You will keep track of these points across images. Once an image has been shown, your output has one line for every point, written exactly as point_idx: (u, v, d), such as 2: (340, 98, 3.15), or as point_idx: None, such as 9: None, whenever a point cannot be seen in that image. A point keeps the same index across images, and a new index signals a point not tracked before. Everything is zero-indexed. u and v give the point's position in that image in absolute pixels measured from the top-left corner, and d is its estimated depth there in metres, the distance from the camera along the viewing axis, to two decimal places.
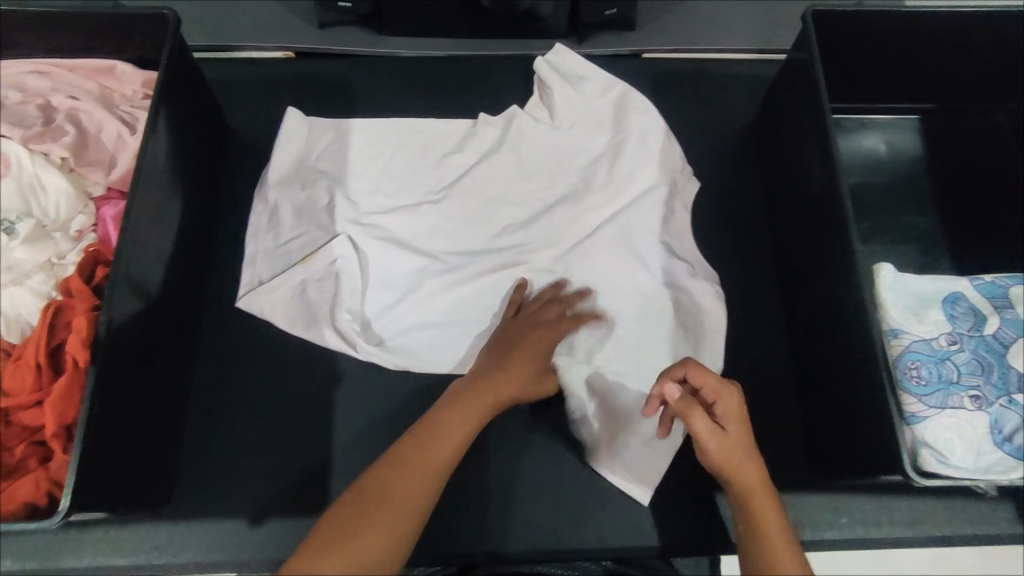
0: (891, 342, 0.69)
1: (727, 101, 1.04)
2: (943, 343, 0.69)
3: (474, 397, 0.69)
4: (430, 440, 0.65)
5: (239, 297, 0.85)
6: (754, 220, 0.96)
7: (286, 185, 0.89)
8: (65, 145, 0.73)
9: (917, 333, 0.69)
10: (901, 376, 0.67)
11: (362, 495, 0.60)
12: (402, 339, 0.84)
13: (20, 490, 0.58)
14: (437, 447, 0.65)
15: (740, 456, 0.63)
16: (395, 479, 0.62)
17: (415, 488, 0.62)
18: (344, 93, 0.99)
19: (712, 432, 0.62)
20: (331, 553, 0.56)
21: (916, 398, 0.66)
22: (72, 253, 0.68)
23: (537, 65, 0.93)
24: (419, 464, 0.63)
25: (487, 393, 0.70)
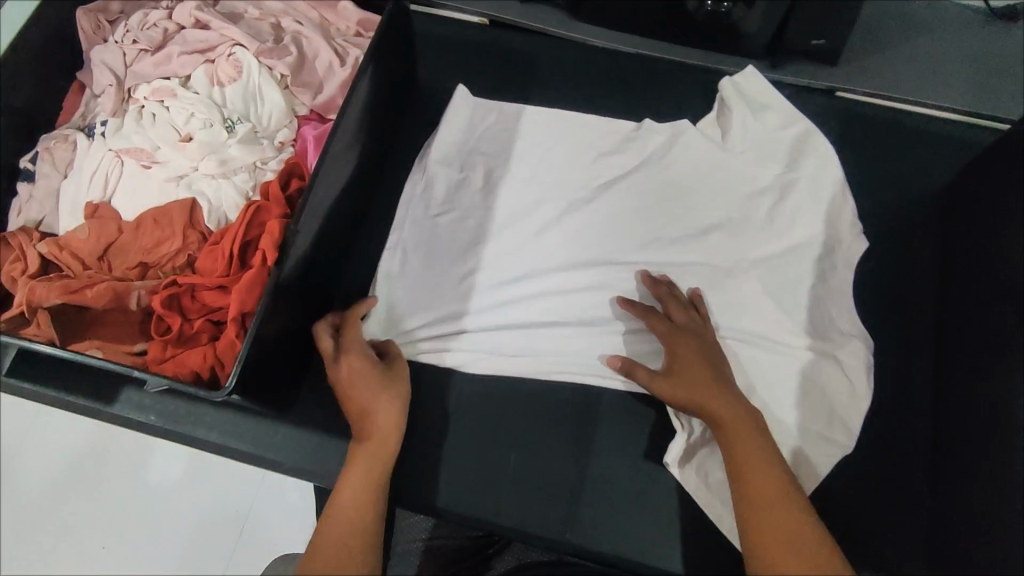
0: None
1: (919, 160, 0.97)
2: None
3: (357, 461, 0.67)
4: (342, 514, 0.62)
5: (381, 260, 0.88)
6: (921, 291, 0.89)
7: (445, 162, 0.92)
8: (287, 64, 0.79)
9: None
10: None
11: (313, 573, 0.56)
12: (522, 331, 0.83)
13: (191, 359, 0.65)
14: (356, 515, 0.63)
15: (721, 394, 0.69)
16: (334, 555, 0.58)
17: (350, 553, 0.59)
18: (529, 69, 1.02)
19: (689, 359, 0.73)
20: None
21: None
22: (273, 161, 0.74)
23: (720, 84, 0.92)
24: (343, 535, 0.60)
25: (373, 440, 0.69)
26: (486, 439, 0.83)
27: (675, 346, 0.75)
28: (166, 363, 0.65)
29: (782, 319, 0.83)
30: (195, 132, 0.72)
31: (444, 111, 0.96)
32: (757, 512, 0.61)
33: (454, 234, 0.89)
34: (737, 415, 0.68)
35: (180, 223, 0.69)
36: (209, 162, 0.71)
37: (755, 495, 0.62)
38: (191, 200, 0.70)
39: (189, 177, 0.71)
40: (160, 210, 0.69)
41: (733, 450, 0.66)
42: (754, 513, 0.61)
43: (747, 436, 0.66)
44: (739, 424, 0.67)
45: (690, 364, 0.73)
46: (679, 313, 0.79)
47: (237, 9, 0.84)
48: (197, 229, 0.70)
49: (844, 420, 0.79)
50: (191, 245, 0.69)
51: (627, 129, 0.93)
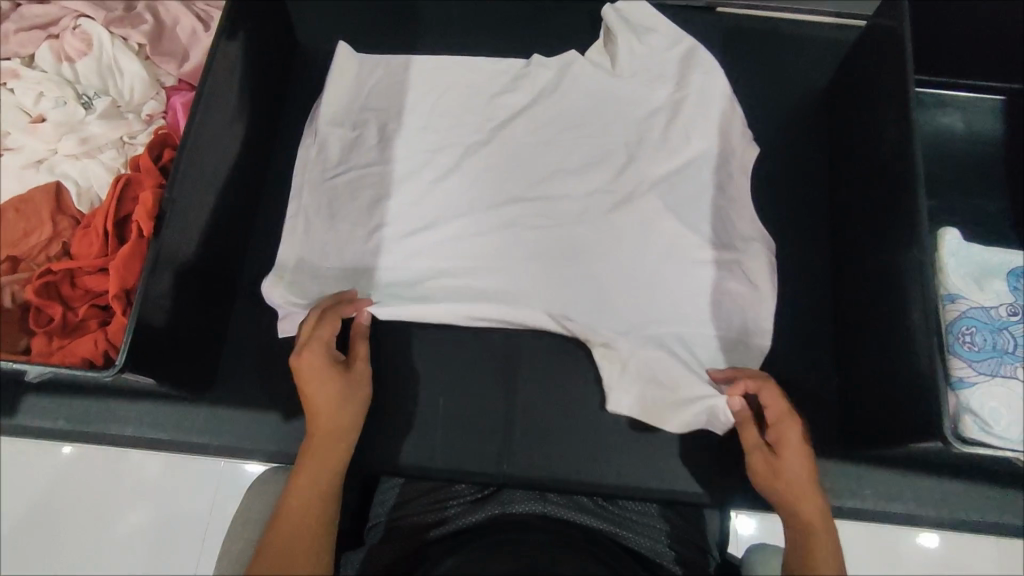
0: (946, 307, 0.67)
1: (799, 64, 1.00)
2: (1002, 313, 0.66)
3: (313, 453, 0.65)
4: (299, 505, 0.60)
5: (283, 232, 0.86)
6: (812, 188, 0.93)
7: (336, 125, 0.89)
8: (143, 33, 0.74)
9: (976, 300, 0.66)
10: (952, 341, 0.65)
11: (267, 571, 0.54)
12: (434, 283, 0.83)
13: (80, 347, 0.62)
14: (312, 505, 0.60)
15: (806, 484, 0.63)
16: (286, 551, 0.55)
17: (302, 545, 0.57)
18: (413, 18, 0.99)
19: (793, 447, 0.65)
20: None
21: (965, 363, 0.64)
22: (142, 135, 0.71)
23: (603, 12, 0.90)
24: (293, 526, 0.58)
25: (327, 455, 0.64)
26: (416, 389, 0.83)
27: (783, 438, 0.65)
28: (53, 355, 0.62)
29: (688, 230, 0.85)
30: (47, 113, 0.67)
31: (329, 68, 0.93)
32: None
33: (353, 194, 0.86)
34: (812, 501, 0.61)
35: (47, 210, 0.65)
36: (68, 142, 0.66)
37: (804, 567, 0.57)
38: (56, 183, 0.66)
39: (49, 160, 0.67)
40: (20, 198, 0.64)
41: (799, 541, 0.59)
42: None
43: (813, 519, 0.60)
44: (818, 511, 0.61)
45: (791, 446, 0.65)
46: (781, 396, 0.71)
47: None
48: (68, 214, 0.66)
49: (755, 326, 0.82)
50: (65, 231, 0.66)
51: (516, 66, 0.92)
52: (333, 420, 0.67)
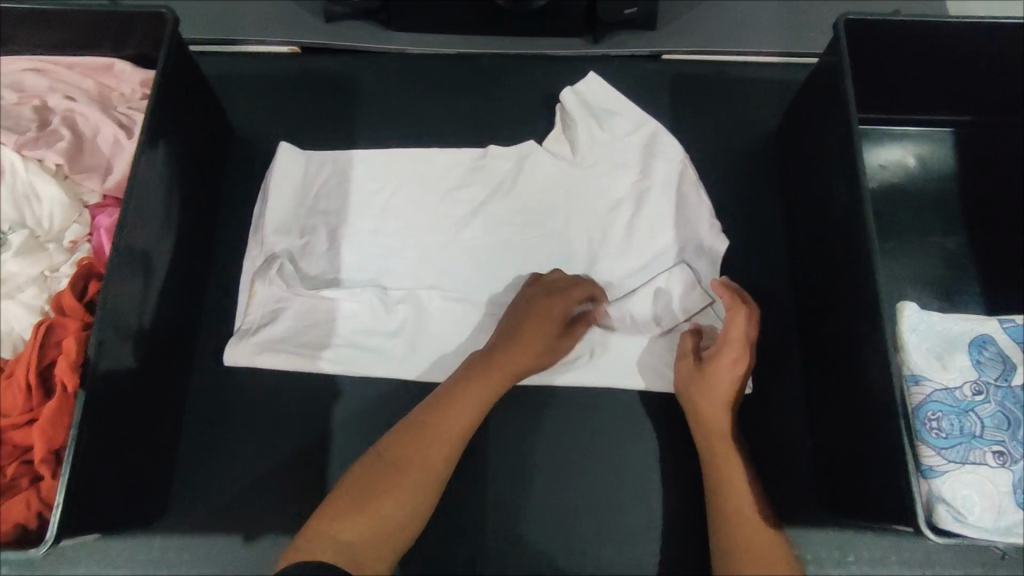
0: (911, 389, 0.66)
1: (748, 109, 0.99)
2: (967, 393, 0.65)
3: (487, 370, 0.75)
4: (454, 413, 0.73)
5: (226, 349, 0.81)
6: (771, 238, 0.92)
7: (285, 233, 0.85)
8: (60, 151, 0.71)
9: (940, 381, 0.65)
10: (920, 427, 0.65)
11: (387, 462, 0.70)
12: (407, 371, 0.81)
13: (10, 512, 0.58)
14: (458, 422, 0.73)
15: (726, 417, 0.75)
16: (417, 455, 0.70)
17: (433, 458, 0.71)
18: (352, 92, 0.97)
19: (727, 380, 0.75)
20: (357, 513, 0.66)
21: (935, 451, 0.63)
22: (65, 266, 0.67)
23: (563, 96, 0.91)
24: (434, 434, 0.71)
25: (450, 420, 0.72)
26: None
27: (721, 356, 0.75)
28: None
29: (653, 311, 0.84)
30: None
31: (270, 166, 0.89)
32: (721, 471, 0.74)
33: (300, 316, 0.82)
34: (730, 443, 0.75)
35: None
36: None
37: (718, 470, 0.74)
38: None
39: None
40: None
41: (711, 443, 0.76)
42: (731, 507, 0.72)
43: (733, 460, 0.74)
44: (730, 456, 0.74)
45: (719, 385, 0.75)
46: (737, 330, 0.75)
47: None
48: None
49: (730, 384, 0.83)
50: None
51: (471, 158, 0.90)
52: (519, 360, 0.76)
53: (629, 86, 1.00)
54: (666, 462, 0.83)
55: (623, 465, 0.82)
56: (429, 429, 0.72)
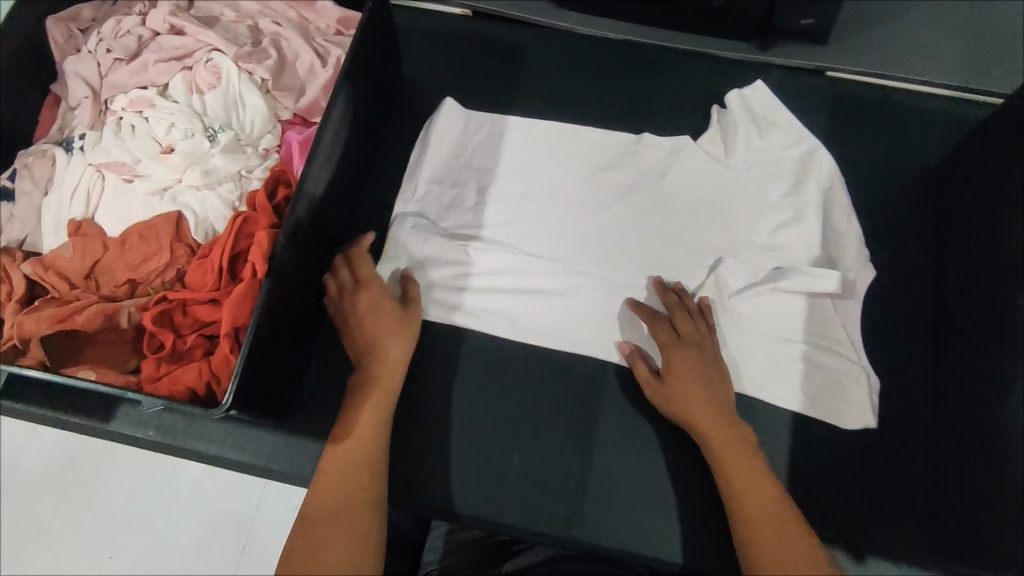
0: None
1: (909, 139, 0.97)
2: None
3: (361, 395, 0.75)
4: (348, 443, 0.71)
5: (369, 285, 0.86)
6: (918, 271, 0.89)
7: (438, 184, 0.91)
8: (267, 68, 0.77)
9: None
10: None
11: (309, 522, 0.65)
12: (532, 333, 0.85)
13: (186, 376, 0.64)
14: (358, 445, 0.71)
15: (709, 410, 0.74)
16: (330, 493, 0.67)
17: (352, 490, 0.68)
18: (515, 60, 1.01)
19: (687, 380, 0.76)
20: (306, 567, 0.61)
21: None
22: (258, 169, 0.73)
23: (728, 96, 0.94)
24: (339, 473, 0.69)
25: (353, 448, 0.71)
26: (492, 439, 0.82)
27: (669, 356, 0.77)
28: (161, 381, 0.64)
29: (791, 325, 0.83)
30: (176, 143, 0.71)
31: (431, 119, 0.95)
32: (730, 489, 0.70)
33: (437, 269, 0.87)
34: (735, 442, 0.72)
35: (167, 238, 0.68)
36: (193, 173, 0.70)
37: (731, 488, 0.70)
38: (177, 214, 0.69)
39: (173, 190, 0.71)
40: (145, 225, 0.68)
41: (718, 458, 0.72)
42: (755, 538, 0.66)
43: (745, 470, 0.70)
44: (737, 461, 0.71)
45: (679, 390, 0.76)
46: (685, 324, 0.79)
47: (212, 11, 0.84)
48: (185, 242, 0.69)
49: (856, 414, 0.80)
50: (180, 259, 0.68)
51: (624, 142, 0.93)
52: (385, 362, 0.77)
53: (789, 97, 0.99)
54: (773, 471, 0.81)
55: None
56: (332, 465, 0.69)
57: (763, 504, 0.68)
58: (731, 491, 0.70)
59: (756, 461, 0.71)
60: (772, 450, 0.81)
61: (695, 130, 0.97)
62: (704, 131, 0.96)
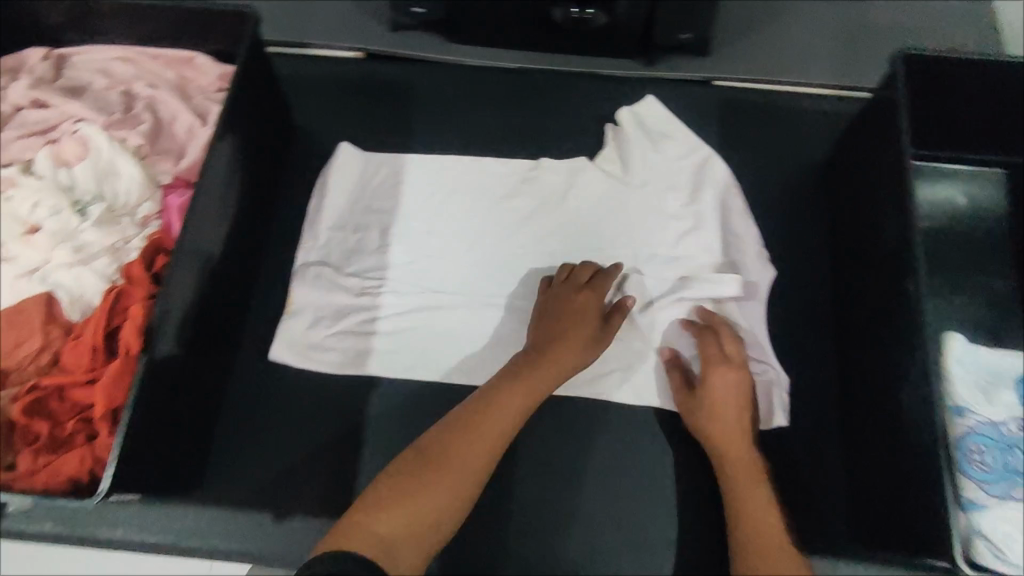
0: (956, 421, 0.69)
1: (796, 138, 1.00)
2: (1012, 429, 0.68)
3: (514, 376, 0.75)
4: (495, 412, 0.72)
5: (274, 343, 0.85)
6: (814, 266, 0.92)
7: (339, 230, 0.91)
8: (141, 133, 0.77)
9: (985, 415, 0.68)
10: (963, 459, 0.68)
11: (420, 459, 0.68)
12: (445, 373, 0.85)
13: (65, 465, 0.63)
14: (496, 421, 0.71)
15: (738, 432, 0.75)
16: (450, 447, 0.68)
17: (468, 458, 0.68)
18: (409, 98, 1.01)
19: (720, 397, 0.76)
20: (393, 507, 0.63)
21: (977, 484, 0.66)
22: (137, 239, 0.71)
23: (619, 114, 0.96)
24: (472, 431, 0.70)
25: (490, 422, 0.71)
26: None
27: (710, 371, 0.78)
28: (39, 473, 0.63)
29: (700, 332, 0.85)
30: (43, 222, 0.69)
31: (329, 164, 0.94)
32: (735, 496, 0.73)
33: (346, 316, 0.86)
34: (751, 467, 0.74)
35: (38, 320, 0.66)
36: (64, 252, 0.68)
37: (736, 497, 0.72)
38: (47, 294, 0.67)
39: (42, 271, 0.68)
40: (13, 311, 0.67)
41: (727, 469, 0.75)
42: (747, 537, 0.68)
43: (749, 483, 0.73)
44: (748, 475, 0.73)
45: (713, 401, 0.77)
46: (731, 345, 0.79)
47: (82, 80, 0.82)
48: (59, 323, 0.67)
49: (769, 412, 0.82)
50: (55, 341, 0.67)
51: (522, 169, 0.94)
52: (562, 355, 0.77)
53: (680, 109, 1.02)
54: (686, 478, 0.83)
55: (657, 476, 0.82)
56: (474, 424, 0.71)
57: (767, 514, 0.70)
58: (738, 498, 0.72)
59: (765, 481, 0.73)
60: (687, 459, 0.82)
61: (591, 151, 0.99)
62: (600, 151, 0.98)
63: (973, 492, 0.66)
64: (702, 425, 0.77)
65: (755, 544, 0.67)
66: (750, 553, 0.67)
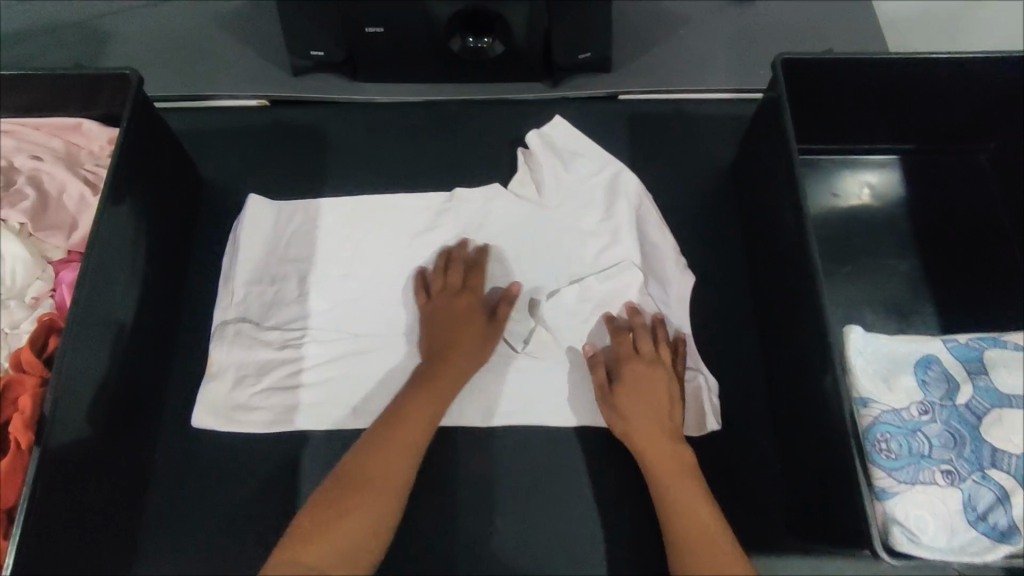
0: (861, 411, 0.71)
1: (704, 144, 1.03)
2: (914, 413, 0.71)
3: (422, 387, 0.79)
4: (405, 424, 0.76)
5: (195, 412, 0.82)
6: (731, 267, 0.95)
7: (256, 284, 0.88)
8: (23, 211, 0.74)
9: (887, 403, 0.71)
10: (871, 449, 0.69)
11: (342, 484, 0.71)
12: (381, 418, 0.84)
13: None
14: (411, 431, 0.76)
15: (659, 426, 0.79)
16: (367, 466, 0.73)
17: (388, 472, 0.73)
18: (318, 142, 1.01)
19: (641, 393, 0.80)
20: (318, 537, 0.67)
21: (886, 473, 0.68)
22: (25, 321, 0.71)
23: (529, 137, 0.97)
24: (388, 447, 0.74)
25: (403, 434, 0.75)
26: None
27: (628, 370, 0.81)
28: None
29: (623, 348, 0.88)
30: None
31: (239, 218, 0.92)
32: (663, 488, 0.76)
33: (271, 371, 0.84)
34: (674, 457, 0.77)
35: None
36: None
37: (664, 489, 0.76)
38: None
39: None
40: None
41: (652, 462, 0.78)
42: (681, 530, 0.73)
43: (676, 475, 0.77)
44: (673, 466, 0.77)
45: (635, 398, 0.80)
46: (645, 342, 0.83)
47: None
48: None
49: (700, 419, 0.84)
50: None
51: (438, 202, 0.94)
52: (455, 360, 0.82)
53: (589, 127, 1.04)
54: (626, 492, 0.84)
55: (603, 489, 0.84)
56: (389, 439, 0.75)
57: (695, 500, 0.75)
58: (666, 491, 0.76)
59: (688, 466, 0.77)
60: (624, 472, 0.85)
61: (506, 177, 1.00)
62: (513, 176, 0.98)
63: (883, 481, 0.68)
64: (626, 422, 0.80)
65: (692, 548, 0.71)
66: (688, 546, 0.72)
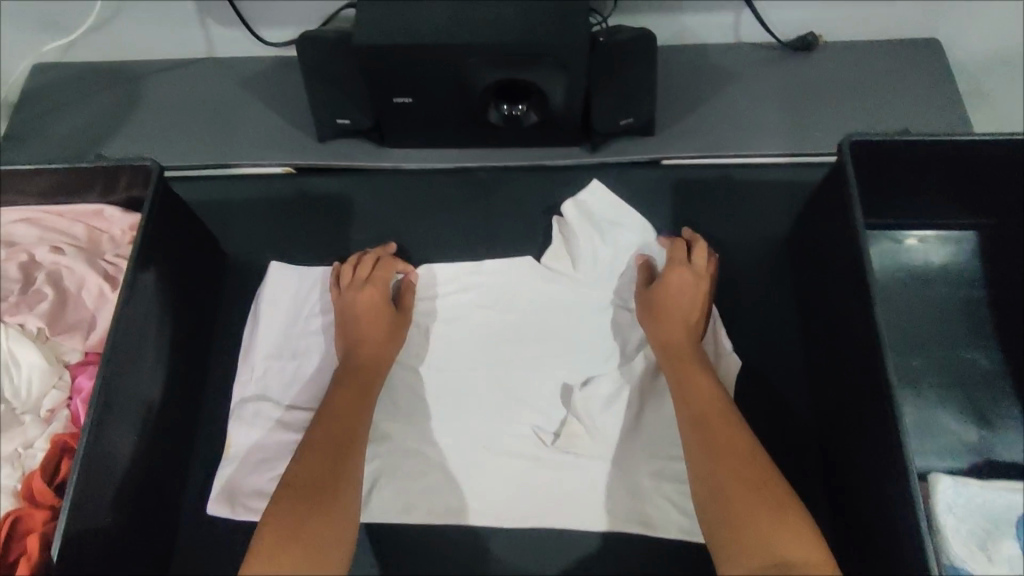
0: None
1: (755, 214, 0.96)
2: None
3: (343, 383, 0.79)
4: (335, 421, 0.74)
5: (212, 496, 0.79)
6: (786, 354, 0.87)
7: (275, 358, 0.85)
8: (40, 316, 0.75)
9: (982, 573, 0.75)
10: None
11: (297, 491, 0.66)
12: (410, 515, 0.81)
13: None
14: (350, 426, 0.74)
15: (686, 329, 0.81)
16: (317, 467, 0.68)
17: (341, 467, 0.69)
18: (344, 214, 0.96)
19: (676, 296, 0.82)
20: (288, 546, 0.60)
21: None
22: (39, 439, 0.71)
23: (565, 206, 0.91)
24: (333, 447, 0.71)
25: (343, 428, 0.73)
26: None
27: (671, 273, 0.83)
28: None
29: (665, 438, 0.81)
30: None
31: (259, 288, 0.89)
32: (686, 393, 0.76)
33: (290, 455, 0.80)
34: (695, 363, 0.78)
35: None
36: None
37: (684, 391, 0.76)
38: None
39: None
40: None
41: (678, 367, 0.78)
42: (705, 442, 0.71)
43: (700, 377, 0.77)
44: (694, 369, 0.78)
45: (672, 301, 0.82)
46: (699, 256, 0.85)
47: None
48: None
49: None
50: None
51: (464, 274, 0.90)
52: (375, 346, 0.82)
53: (630, 194, 0.97)
54: None
55: None
56: (331, 441, 0.72)
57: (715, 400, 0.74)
58: (686, 402, 0.75)
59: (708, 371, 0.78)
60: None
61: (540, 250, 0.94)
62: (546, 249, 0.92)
63: None
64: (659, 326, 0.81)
65: (713, 449, 0.70)
66: (714, 449, 0.70)
